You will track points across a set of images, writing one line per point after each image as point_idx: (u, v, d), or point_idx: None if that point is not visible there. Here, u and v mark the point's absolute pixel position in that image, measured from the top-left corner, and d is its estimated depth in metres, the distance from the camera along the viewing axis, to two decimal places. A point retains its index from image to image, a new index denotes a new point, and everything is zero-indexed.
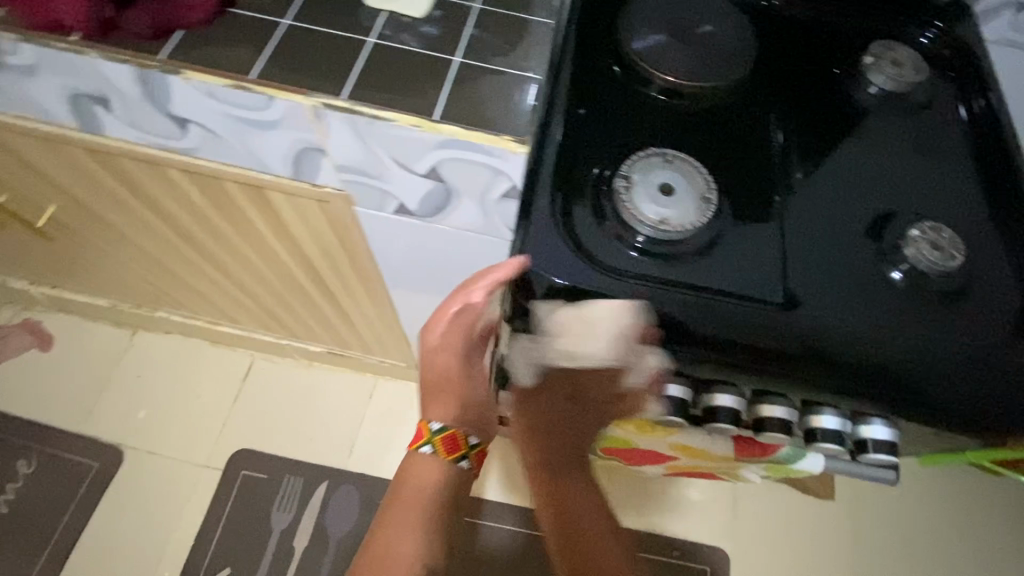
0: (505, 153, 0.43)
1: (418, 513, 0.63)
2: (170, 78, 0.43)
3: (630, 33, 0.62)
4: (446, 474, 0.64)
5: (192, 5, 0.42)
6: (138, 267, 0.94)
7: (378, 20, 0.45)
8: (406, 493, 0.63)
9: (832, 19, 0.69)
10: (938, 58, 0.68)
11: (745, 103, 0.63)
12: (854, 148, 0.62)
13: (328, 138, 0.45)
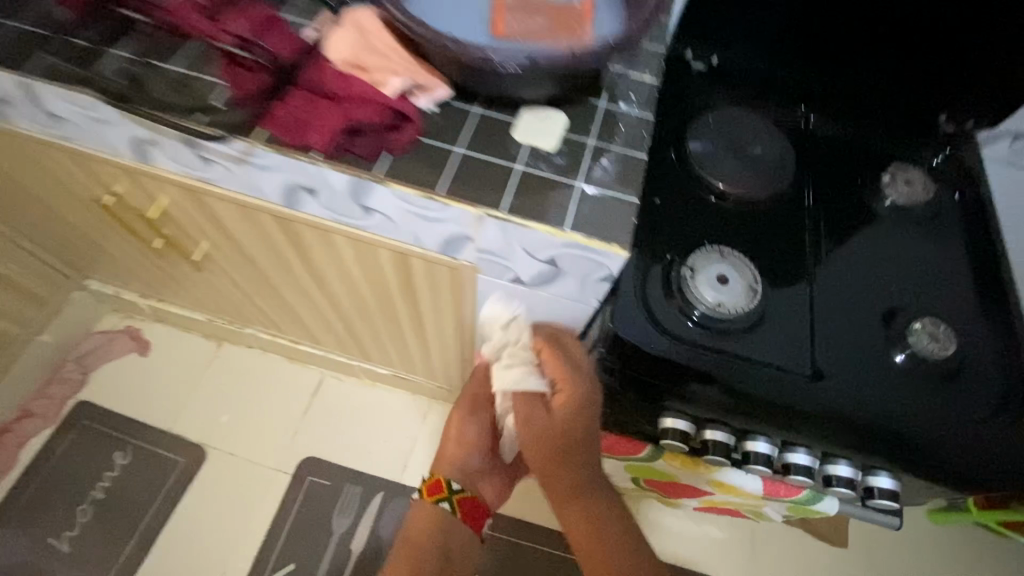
0: (610, 255, 0.60)
1: (420, 557, 0.77)
2: (376, 186, 0.60)
3: (694, 137, 0.79)
4: (434, 518, 0.80)
5: (398, 138, 0.59)
6: (257, 295, 1.12)
7: (522, 150, 0.62)
8: (404, 547, 0.79)
9: (858, 139, 0.85)
10: (947, 174, 0.83)
11: (786, 205, 0.78)
12: (872, 249, 0.76)
13: (479, 232, 0.62)
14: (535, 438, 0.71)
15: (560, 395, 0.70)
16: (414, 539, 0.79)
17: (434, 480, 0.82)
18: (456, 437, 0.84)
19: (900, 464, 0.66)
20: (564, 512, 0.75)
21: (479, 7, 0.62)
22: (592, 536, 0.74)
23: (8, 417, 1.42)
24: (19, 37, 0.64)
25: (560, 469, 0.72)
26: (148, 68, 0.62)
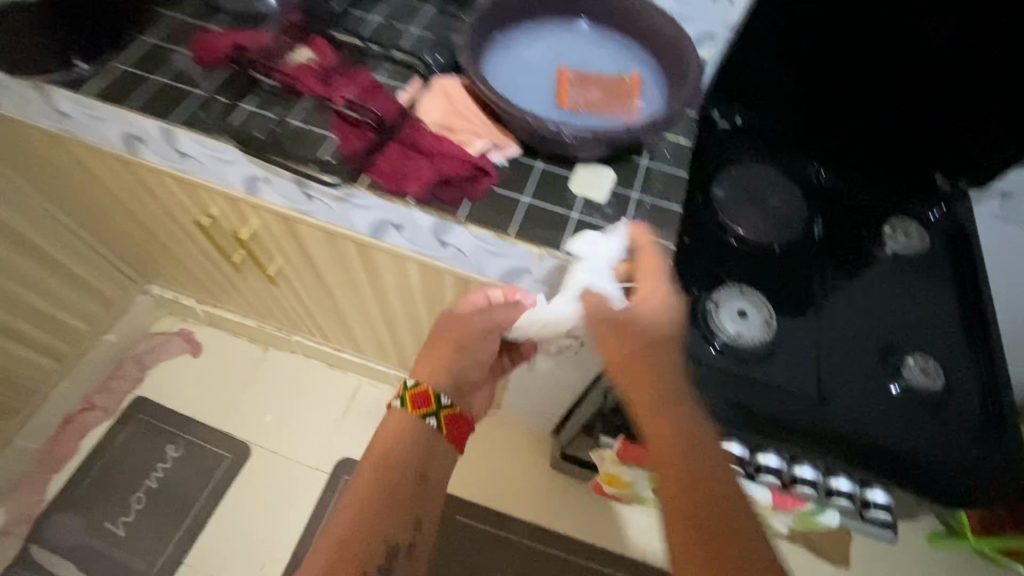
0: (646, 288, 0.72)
1: (394, 475, 0.66)
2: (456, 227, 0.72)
3: (719, 184, 0.91)
4: (410, 436, 0.69)
5: (476, 186, 0.72)
6: (316, 306, 1.24)
7: (576, 200, 0.74)
8: (372, 461, 0.67)
9: (862, 192, 0.96)
10: (940, 226, 0.93)
11: (799, 248, 0.89)
12: (872, 291, 0.87)
13: (540, 267, 0.74)
14: (622, 353, 0.61)
15: (643, 293, 0.63)
16: (382, 455, 0.68)
17: (422, 390, 0.71)
18: (456, 341, 0.74)
19: (904, 485, 0.75)
20: (658, 465, 0.56)
21: (548, 86, 0.77)
22: (692, 519, 0.52)
23: (71, 409, 1.54)
24: (163, 91, 0.78)
25: (653, 392, 0.58)
26: (270, 121, 0.75)
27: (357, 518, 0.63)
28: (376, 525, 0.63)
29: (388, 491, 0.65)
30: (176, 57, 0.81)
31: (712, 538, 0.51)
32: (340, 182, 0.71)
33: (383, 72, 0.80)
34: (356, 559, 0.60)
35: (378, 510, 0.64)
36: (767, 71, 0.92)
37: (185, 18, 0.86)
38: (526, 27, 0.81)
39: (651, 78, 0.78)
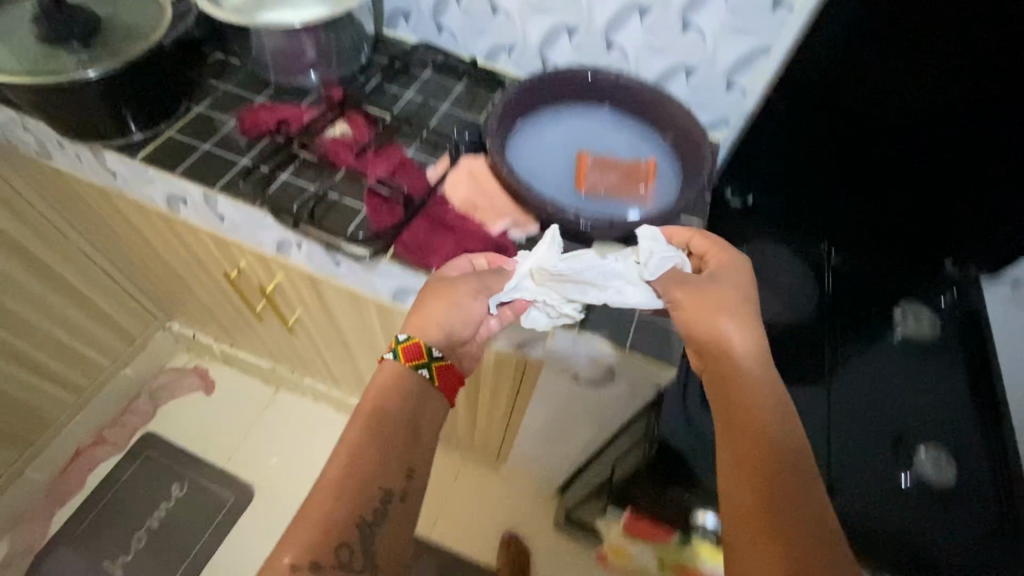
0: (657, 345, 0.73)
1: (389, 426, 0.64)
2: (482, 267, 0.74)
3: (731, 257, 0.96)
4: (399, 397, 0.66)
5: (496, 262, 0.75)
6: (331, 355, 1.26)
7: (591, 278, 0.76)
8: (363, 414, 0.65)
9: (870, 273, 0.99)
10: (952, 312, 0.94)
11: (809, 325, 0.92)
12: (884, 376, 0.88)
13: (553, 340, 0.75)
14: (709, 331, 0.61)
15: (720, 267, 0.66)
16: (373, 408, 0.65)
17: (412, 346, 0.67)
18: (447, 297, 0.68)
19: None
20: (730, 437, 0.57)
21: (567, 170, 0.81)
22: (755, 507, 0.53)
23: (83, 441, 1.57)
24: (209, 157, 0.83)
25: (735, 377, 0.59)
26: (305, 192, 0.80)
27: (345, 472, 0.61)
28: (363, 479, 0.62)
29: (377, 447, 0.63)
30: (221, 125, 0.87)
31: (777, 525, 0.52)
32: (368, 253, 0.75)
33: (413, 147, 0.86)
34: (349, 517, 0.60)
35: (365, 465, 0.62)
36: (773, 158, 0.93)
37: (233, 88, 0.93)
38: (548, 113, 0.87)
39: (665, 166, 0.82)
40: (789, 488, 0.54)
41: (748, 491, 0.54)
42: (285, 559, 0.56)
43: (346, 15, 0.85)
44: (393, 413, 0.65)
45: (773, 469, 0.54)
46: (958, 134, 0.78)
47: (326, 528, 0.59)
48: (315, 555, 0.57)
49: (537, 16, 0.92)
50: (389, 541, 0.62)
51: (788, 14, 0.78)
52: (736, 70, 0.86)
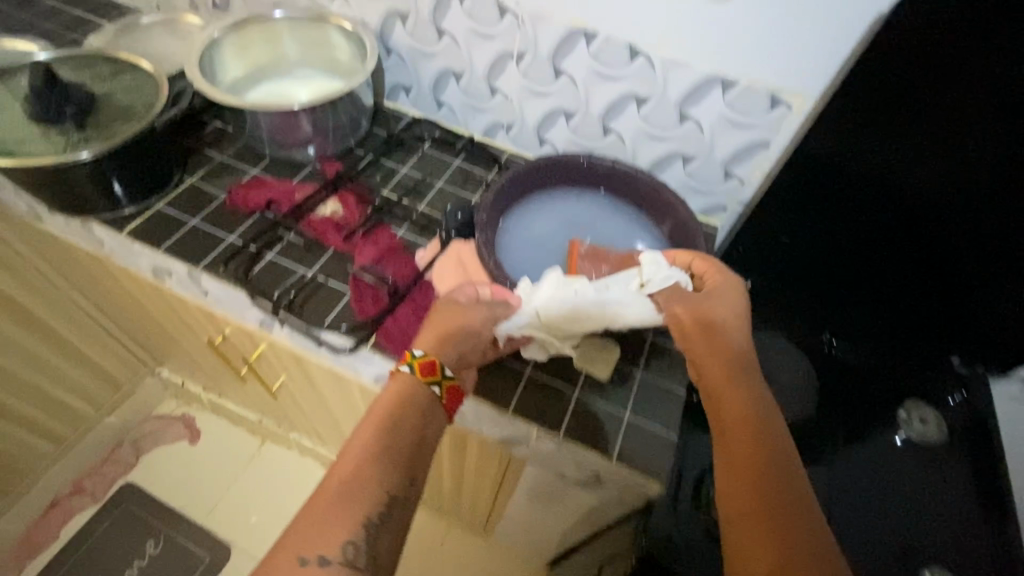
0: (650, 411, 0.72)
1: (394, 434, 0.56)
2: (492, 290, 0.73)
3: None
4: (411, 408, 0.58)
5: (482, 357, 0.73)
6: (316, 419, 1.23)
7: (579, 377, 0.74)
8: (373, 419, 0.57)
9: (874, 365, 0.94)
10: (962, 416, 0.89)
11: (808, 430, 0.89)
12: (881, 487, 0.86)
13: (537, 443, 0.72)
14: (700, 331, 0.61)
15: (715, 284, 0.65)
16: (384, 413, 0.58)
17: (429, 360, 0.60)
18: (457, 317, 0.64)
19: None
20: (726, 441, 0.55)
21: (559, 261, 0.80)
22: (754, 509, 0.51)
23: (61, 490, 1.52)
24: (198, 233, 0.82)
25: (728, 381, 0.58)
26: (292, 275, 0.79)
27: (355, 474, 0.54)
28: (374, 478, 0.54)
29: (389, 451, 0.55)
30: (214, 200, 0.87)
31: (776, 531, 0.50)
32: (350, 343, 0.73)
33: (403, 230, 0.85)
34: (357, 517, 0.52)
35: (374, 471, 0.54)
36: (775, 236, 0.89)
37: (230, 160, 0.92)
38: (541, 200, 0.86)
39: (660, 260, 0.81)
40: (788, 497, 0.51)
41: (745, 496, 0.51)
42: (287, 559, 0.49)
43: (346, 96, 0.86)
44: (405, 419, 0.58)
45: (768, 473, 0.52)
46: (951, 235, 0.76)
47: (332, 527, 0.51)
48: (315, 556, 0.49)
49: (535, 99, 0.92)
50: (398, 541, 0.53)
51: (786, 111, 0.76)
52: (734, 161, 0.86)
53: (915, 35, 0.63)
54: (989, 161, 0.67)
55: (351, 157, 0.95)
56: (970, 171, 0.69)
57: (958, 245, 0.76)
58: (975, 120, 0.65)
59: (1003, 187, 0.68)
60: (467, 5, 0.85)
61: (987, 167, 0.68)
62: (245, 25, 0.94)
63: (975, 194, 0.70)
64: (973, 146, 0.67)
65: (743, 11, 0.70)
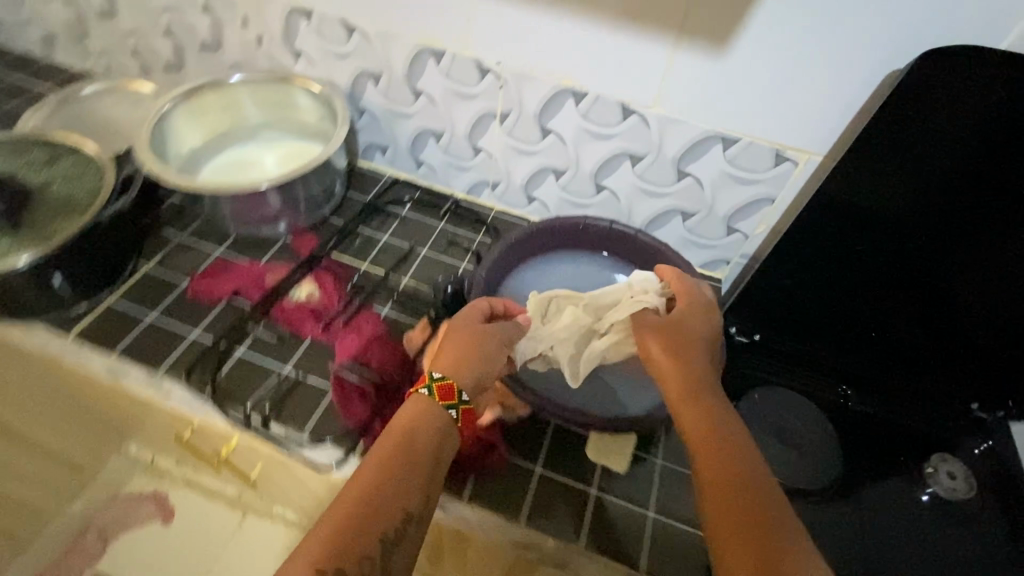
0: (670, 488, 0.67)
1: (414, 447, 0.51)
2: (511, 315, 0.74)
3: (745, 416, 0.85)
4: (430, 431, 0.53)
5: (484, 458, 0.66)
6: (300, 506, 1.12)
7: (595, 472, 0.67)
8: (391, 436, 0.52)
9: (891, 416, 0.90)
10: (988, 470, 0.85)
11: (838, 495, 0.82)
12: (921, 555, 0.79)
13: (553, 555, 0.64)
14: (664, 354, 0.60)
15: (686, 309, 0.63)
16: (404, 429, 0.52)
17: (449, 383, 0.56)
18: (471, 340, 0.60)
19: None
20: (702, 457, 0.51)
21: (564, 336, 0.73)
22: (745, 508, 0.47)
23: None
24: (158, 331, 0.73)
25: (692, 395, 0.56)
26: (269, 376, 0.70)
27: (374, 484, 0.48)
28: (392, 491, 0.48)
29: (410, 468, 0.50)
30: (175, 290, 0.78)
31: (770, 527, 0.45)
32: (334, 455, 0.64)
33: (387, 310, 0.78)
34: (374, 531, 0.46)
35: (395, 485, 0.49)
36: (782, 290, 0.84)
37: (191, 241, 0.84)
38: (540, 264, 0.81)
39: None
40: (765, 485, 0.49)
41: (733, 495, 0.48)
42: (298, 573, 0.42)
43: (318, 168, 0.79)
44: (427, 438, 0.52)
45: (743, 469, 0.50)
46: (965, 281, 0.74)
47: (350, 541, 0.45)
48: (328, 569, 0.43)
49: (522, 158, 0.86)
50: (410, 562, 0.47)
51: (792, 167, 0.72)
52: (737, 217, 0.81)
53: (939, 98, 0.59)
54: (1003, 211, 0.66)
55: (327, 228, 0.88)
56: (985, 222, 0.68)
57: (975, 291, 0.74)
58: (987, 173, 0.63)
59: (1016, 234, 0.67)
60: (443, 65, 0.78)
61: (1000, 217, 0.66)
62: (198, 94, 0.87)
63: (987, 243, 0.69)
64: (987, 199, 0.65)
65: (745, 68, 0.65)
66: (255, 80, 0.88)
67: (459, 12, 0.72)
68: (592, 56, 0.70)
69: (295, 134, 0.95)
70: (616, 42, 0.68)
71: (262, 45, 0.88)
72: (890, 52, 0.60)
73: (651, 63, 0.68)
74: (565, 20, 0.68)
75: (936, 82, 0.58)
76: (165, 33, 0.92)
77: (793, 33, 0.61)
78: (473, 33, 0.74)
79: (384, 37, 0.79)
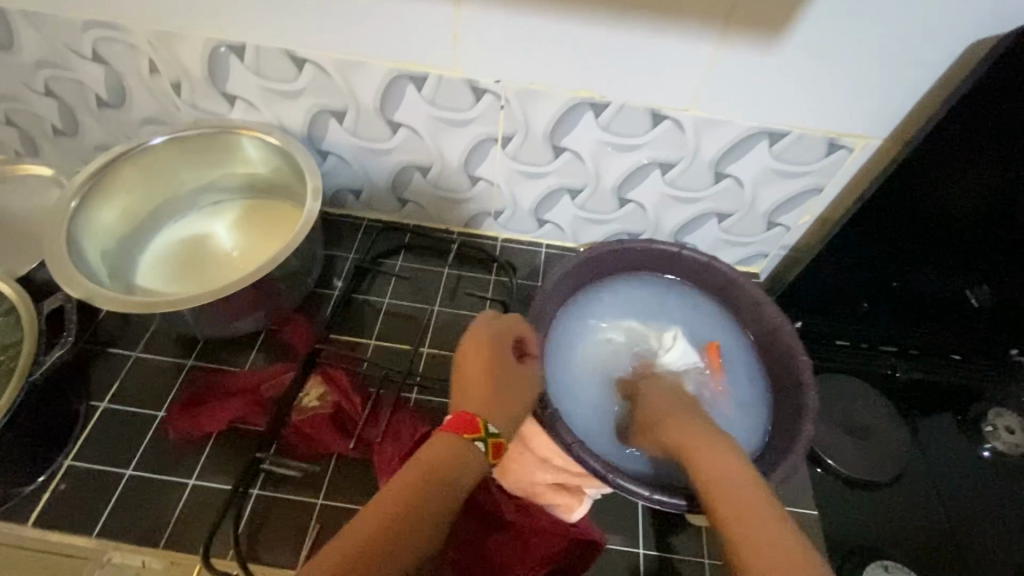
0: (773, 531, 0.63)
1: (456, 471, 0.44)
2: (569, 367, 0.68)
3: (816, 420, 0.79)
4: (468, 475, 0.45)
5: (578, 555, 0.58)
6: None
7: (703, 539, 0.61)
8: (430, 459, 0.44)
9: (952, 376, 0.85)
10: None
11: (915, 476, 0.79)
12: (1002, 521, 0.78)
13: None
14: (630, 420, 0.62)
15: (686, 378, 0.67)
16: (449, 453, 0.45)
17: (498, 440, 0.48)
18: (495, 366, 0.53)
19: None
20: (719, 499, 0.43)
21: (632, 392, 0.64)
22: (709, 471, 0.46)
23: None
24: (147, 488, 0.59)
25: (652, 424, 0.57)
26: (310, 519, 0.58)
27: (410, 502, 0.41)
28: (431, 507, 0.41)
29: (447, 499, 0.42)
30: (150, 429, 0.63)
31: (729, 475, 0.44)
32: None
33: (418, 396, 0.66)
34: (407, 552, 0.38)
35: (435, 507, 0.42)
36: (831, 274, 0.78)
37: (153, 357, 0.67)
38: (587, 299, 0.72)
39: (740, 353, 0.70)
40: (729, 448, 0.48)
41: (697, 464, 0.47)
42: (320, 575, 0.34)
43: (299, 243, 0.64)
44: (465, 474, 0.45)
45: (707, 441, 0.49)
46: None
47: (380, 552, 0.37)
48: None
49: (529, 181, 0.74)
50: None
51: (846, 154, 0.65)
52: (780, 211, 0.73)
53: None
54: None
55: (317, 304, 0.73)
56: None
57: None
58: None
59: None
60: (427, 90, 0.64)
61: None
62: (106, 172, 0.66)
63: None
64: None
65: (804, 55, 0.56)
66: (180, 139, 0.69)
67: (444, 26, 0.58)
68: (617, 61, 0.58)
69: (246, 193, 0.78)
70: (647, 40, 0.56)
71: (181, 93, 0.69)
72: (967, 19, 0.53)
73: (689, 61, 0.57)
74: (581, 23, 0.56)
75: None
76: (43, 92, 0.71)
77: (863, 10, 0.52)
78: (463, 50, 0.59)
79: (346, 67, 0.62)
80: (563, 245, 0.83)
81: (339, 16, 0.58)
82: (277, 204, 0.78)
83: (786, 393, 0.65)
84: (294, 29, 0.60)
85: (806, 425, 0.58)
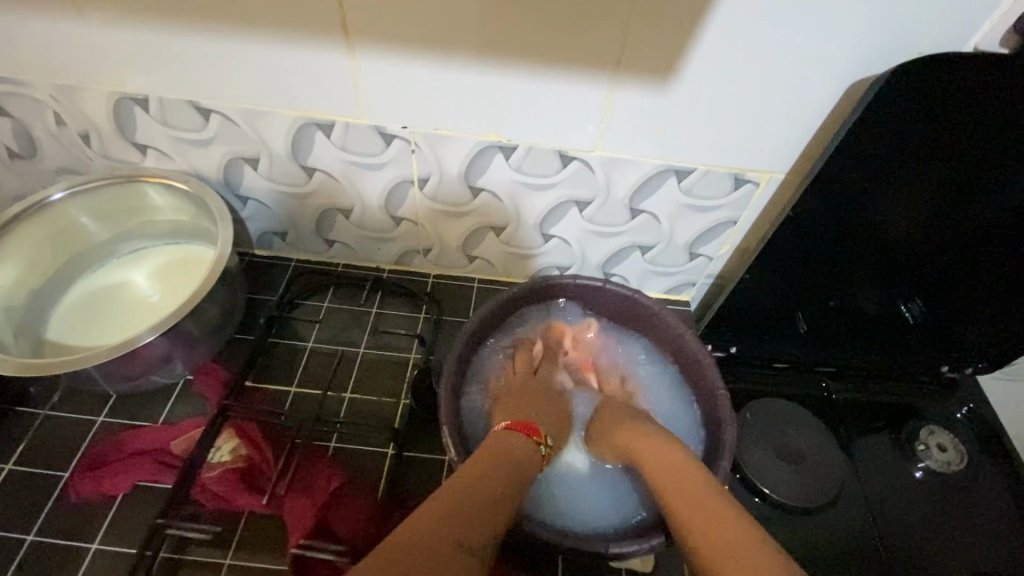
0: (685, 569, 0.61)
1: (513, 473, 0.49)
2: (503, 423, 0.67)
3: (746, 443, 0.75)
4: (529, 460, 0.53)
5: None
6: None
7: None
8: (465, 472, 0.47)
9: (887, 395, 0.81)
10: (984, 439, 0.78)
11: (852, 503, 0.74)
12: (943, 546, 0.72)
13: None
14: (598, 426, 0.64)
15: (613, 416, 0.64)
16: (503, 447, 0.53)
17: (527, 423, 0.58)
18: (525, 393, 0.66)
19: None
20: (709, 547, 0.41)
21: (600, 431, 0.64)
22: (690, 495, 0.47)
23: None
24: (48, 554, 0.57)
25: (635, 437, 0.58)
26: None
27: (470, 489, 0.45)
28: (492, 492, 0.46)
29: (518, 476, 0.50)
30: (53, 491, 0.60)
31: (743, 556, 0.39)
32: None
33: (336, 443, 0.65)
34: (460, 527, 0.40)
35: (498, 490, 0.46)
36: (757, 294, 0.75)
37: (62, 415, 0.65)
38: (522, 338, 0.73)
39: (667, 394, 0.71)
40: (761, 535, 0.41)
41: (706, 530, 0.43)
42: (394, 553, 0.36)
43: (209, 291, 0.63)
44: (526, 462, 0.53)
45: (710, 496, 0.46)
46: (950, 276, 0.69)
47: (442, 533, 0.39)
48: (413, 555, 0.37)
49: (452, 220, 0.73)
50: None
51: (753, 188, 0.66)
52: (699, 242, 0.74)
53: (922, 98, 0.54)
54: (968, 181, 0.60)
55: (237, 351, 0.72)
56: (945, 187, 0.61)
57: (946, 261, 0.68)
58: (958, 151, 0.58)
59: (982, 208, 0.62)
60: (336, 137, 0.64)
61: (968, 186, 0.61)
62: (9, 228, 0.66)
63: (957, 215, 0.63)
64: (953, 177, 0.60)
65: (696, 98, 0.58)
66: (88, 191, 0.68)
67: (342, 74, 0.58)
68: (518, 102, 0.59)
69: (166, 240, 0.77)
70: (542, 83, 0.57)
71: (90, 143, 0.68)
72: (842, 62, 0.55)
73: (588, 105, 0.58)
74: (476, 71, 0.56)
75: (916, 87, 0.53)
76: None
77: (744, 55, 0.54)
78: (364, 98, 0.60)
79: (251, 115, 0.62)
80: (496, 280, 0.83)
81: (239, 69, 0.58)
82: (197, 250, 0.77)
83: (707, 426, 0.65)
84: (195, 82, 0.60)
85: (725, 459, 0.58)
